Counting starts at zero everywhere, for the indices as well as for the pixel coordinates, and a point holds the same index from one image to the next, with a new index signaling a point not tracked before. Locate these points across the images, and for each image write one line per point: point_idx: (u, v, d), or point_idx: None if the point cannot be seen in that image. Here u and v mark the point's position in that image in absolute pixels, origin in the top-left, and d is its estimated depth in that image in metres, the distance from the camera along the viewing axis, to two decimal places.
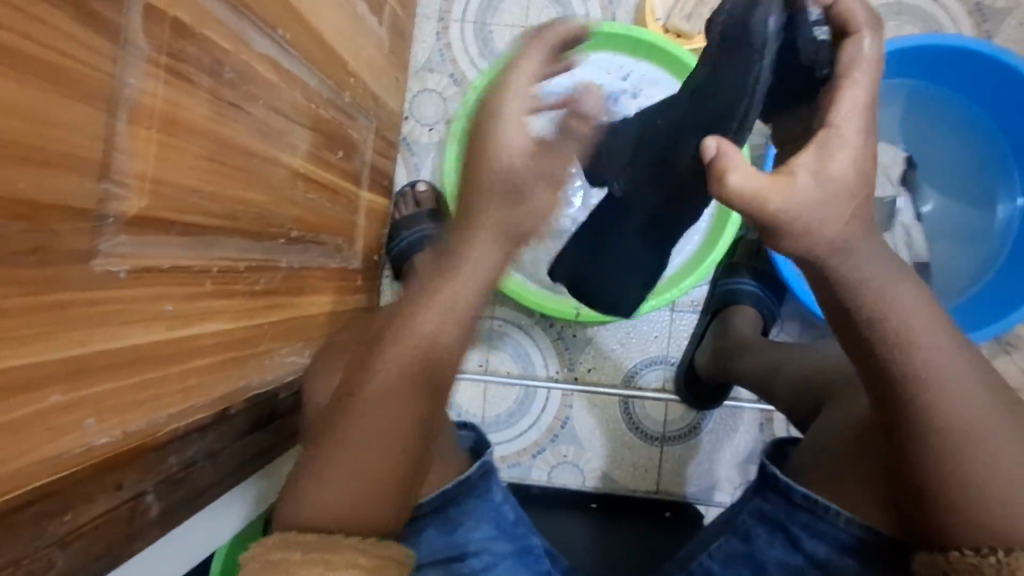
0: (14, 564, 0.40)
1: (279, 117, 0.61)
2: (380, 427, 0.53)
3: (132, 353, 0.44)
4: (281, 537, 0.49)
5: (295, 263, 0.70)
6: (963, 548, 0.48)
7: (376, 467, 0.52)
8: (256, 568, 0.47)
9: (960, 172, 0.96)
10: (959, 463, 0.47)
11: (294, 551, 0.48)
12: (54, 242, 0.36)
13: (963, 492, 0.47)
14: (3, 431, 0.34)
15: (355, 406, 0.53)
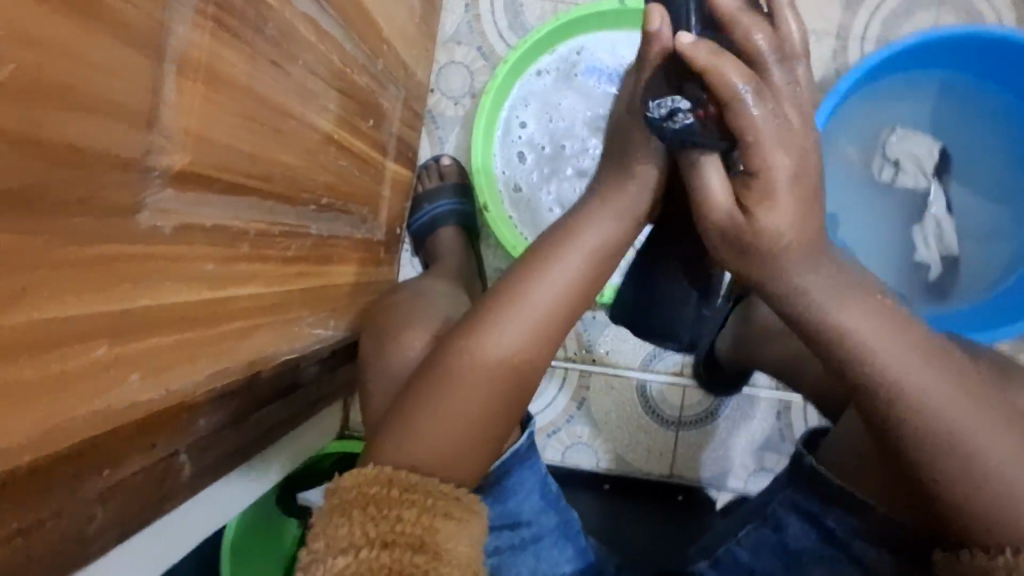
0: (57, 518, 0.39)
1: (316, 80, 0.60)
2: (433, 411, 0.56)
3: (171, 312, 0.43)
4: (381, 472, 0.51)
5: (323, 230, 0.69)
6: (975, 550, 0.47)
7: (428, 443, 0.54)
8: (353, 499, 0.49)
9: (997, 165, 0.94)
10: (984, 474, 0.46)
11: (392, 489, 0.50)
12: (102, 192, 0.35)
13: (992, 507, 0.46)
14: (52, 381, 0.33)
15: (425, 386, 0.58)
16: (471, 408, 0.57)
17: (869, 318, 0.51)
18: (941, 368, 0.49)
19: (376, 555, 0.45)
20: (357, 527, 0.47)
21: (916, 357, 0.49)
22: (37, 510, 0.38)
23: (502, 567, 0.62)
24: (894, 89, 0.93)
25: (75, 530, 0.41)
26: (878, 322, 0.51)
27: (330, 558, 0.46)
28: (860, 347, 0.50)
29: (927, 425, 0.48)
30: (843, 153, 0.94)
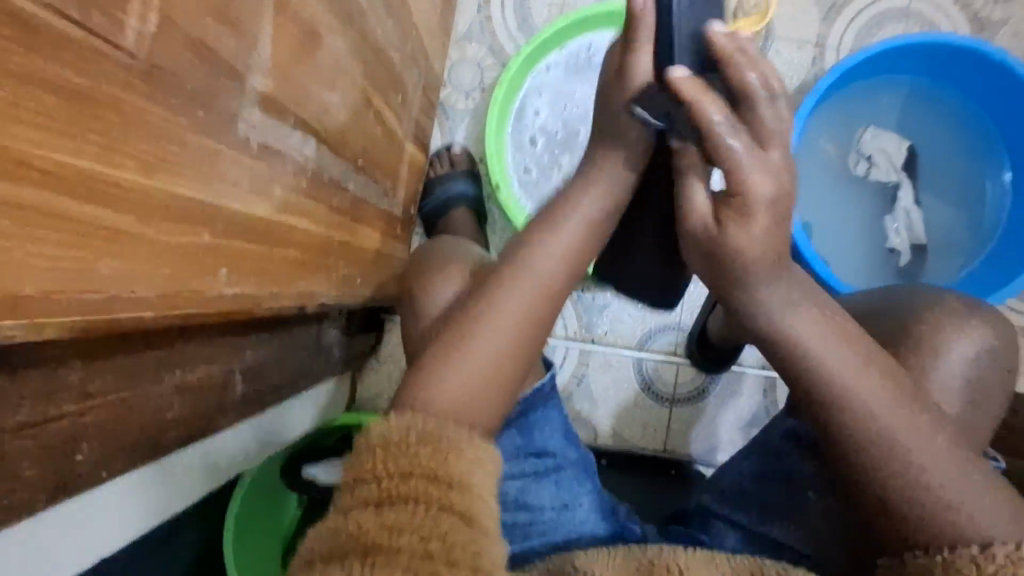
0: (142, 400, 0.43)
1: (362, 45, 0.65)
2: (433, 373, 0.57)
3: (251, 222, 0.47)
4: (401, 419, 0.50)
5: (357, 190, 0.74)
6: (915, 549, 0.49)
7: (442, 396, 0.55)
8: (377, 442, 0.48)
9: (957, 164, 1.05)
10: (904, 468, 0.50)
11: (411, 433, 0.49)
12: (218, 94, 0.40)
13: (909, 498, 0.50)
14: (174, 252, 0.38)
15: (431, 353, 0.58)
16: (480, 367, 0.57)
17: (803, 321, 0.56)
18: (865, 369, 0.53)
19: (393, 487, 0.45)
20: (378, 461, 0.47)
21: (843, 364, 0.54)
22: (125, 387, 0.41)
23: (526, 492, 0.65)
24: (867, 91, 1.04)
25: (155, 416, 0.45)
26: (810, 329, 0.55)
27: (357, 487, 0.46)
28: (788, 359, 0.56)
29: (855, 423, 0.52)
30: (823, 147, 1.04)
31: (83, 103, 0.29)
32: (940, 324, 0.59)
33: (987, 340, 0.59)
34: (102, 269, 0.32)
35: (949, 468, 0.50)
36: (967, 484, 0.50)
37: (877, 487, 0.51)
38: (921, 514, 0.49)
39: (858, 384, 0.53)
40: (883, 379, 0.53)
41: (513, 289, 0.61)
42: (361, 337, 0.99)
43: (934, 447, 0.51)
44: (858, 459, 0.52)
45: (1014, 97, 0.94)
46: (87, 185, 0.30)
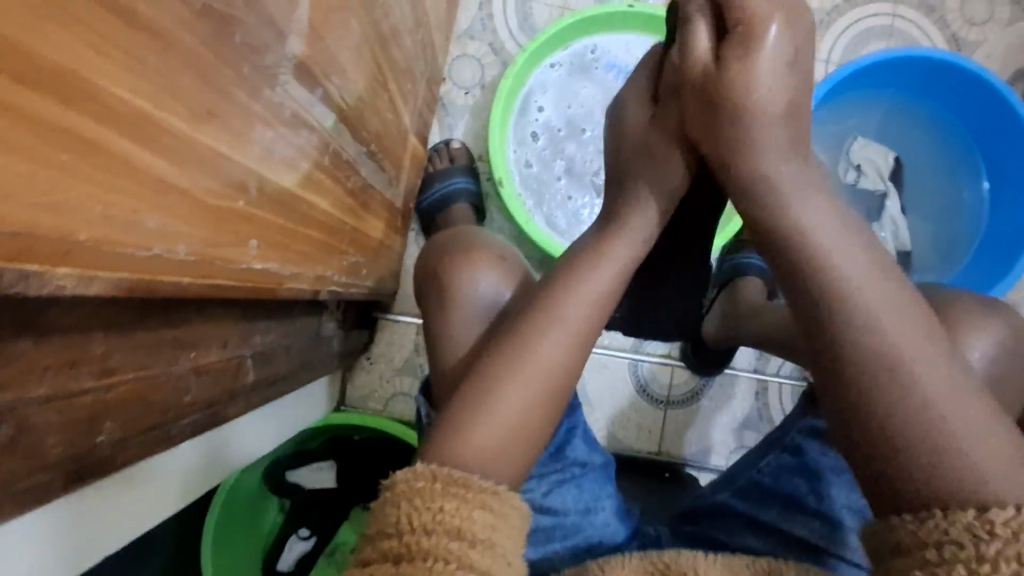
0: (158, 380, 0.40)
1: (382, 23, 0.63)
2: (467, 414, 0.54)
3: (278, 193, 0.44)
4: (427, 468, 0.50)
5: (367, 176, 0.71)
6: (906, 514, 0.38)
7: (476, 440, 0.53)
8: (403, 492, 0.48)
9: (936, 175, 1.09)
10: (951, 459, 0.39)
11: (435, 482, 0.48)
12: (263, 50, 0.37)
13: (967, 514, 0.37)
14: (211, 213, 0.35)
15: (459, 405, 0.55)
16: (511, 419, 0.54)
17: (861, 272, 0.46)
18: (925, 339, 0.43)
19: (414, 542, 0.44)
20: (402, 515, 0.46)
21: (900, 326, 0.43)
22: (142, 365, 0.38)
23: (549, 495, 0.62)
24: (855, 104, 1.07)
25: (171, 399, 0.41)
26: (875, 290, 0.45)
27: (379, 540, 0.46)
28: (837, 309, 0.45)
29: (890, 380, 0.42)
30: (814, 156, 1.07)
31: (143, 34, 0.26)
32: (953, 319, 0.61)
33: (1005, 336, 0.60)
34: (148, 221, 0.29)
35: (1013, 475, 0.38)
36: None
37: (909, 476, 0.40)
38: (976, 531, 0.36)
39: (917, 351, 0.42)
40: (947, 358, 0.43)
41: (539, 320, 0.57)
42: (354, 333, 0.96)
43: (993, 452, 0.39)
44: (892, 444, 0.41)
45: (993, 114, 0.99)
46: (138, 123, 0.27)
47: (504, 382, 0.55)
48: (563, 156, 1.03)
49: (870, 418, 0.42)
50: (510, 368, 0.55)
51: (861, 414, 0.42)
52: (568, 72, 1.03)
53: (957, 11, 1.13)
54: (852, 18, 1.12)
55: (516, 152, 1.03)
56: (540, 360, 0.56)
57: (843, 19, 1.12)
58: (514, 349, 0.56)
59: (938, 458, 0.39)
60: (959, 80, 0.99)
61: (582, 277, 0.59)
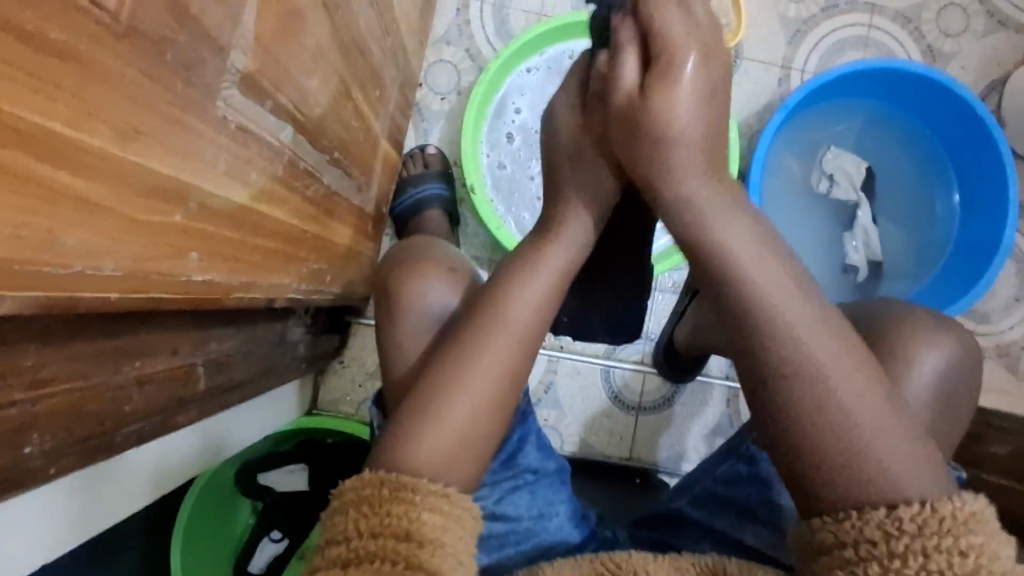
0: (101, 390, 0.40)
1: (345, 33, 0.63)
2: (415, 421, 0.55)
3: (226, 206, 0.45)
4: (374, 475, 0.51)
5: (331, 184, 0.72)
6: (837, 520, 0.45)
7: (424, 447, 0.54)
8: (353, 500, 0.50)
9: (908, 184, 1.10)
10: (831, 426, 0.46)
11: (383, 488, 0.50)
12: (201, 67, 0.38)
13: (843, 464, 0.46)
14: (145, 228, 0.35)
15: (410, 417, 0.56)
16: (461, 429, 0.55)
17: (756, 258, 0.51)
18: (817, 322, 0.49)
19: (363, 547, 0.46)
20: (351, 523, 0.47)
21: (798, 318, 0.49)
22: (84, 376, 0.38)
23: (502, 502, 0.64)
24: (828, 112, 1.08)
25: (116, 408, 0.42)
26: (774, 274, 0.50)
27: (328, 548, 0.47)
28: (753, 299, 0.50)
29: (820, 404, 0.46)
30: (787, 164, 1.08)
31: (61, 61, 0.27)
32: (899, 332, 0.62)
33: (950, 350, 0.61)
34: (66, 239, 0.29)
35: (878, 427, 0.46)
36: (898, 450, 0.46)
37: (812, 444, 0.47)
38: (847, 477, 0.45)
39: (811, 333, 0.48)
40: (833, 338, 0.49)
41: (486, 321, 0.59)
42: (324, 337, 0.97)
43: (867, 408, 0.47)
44: (793, 424, 0.47)
45: (963, 124, 1.01)
46: (51, 147, 0.27)
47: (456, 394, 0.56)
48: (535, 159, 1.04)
49: (767, 384, 0.48)
50: (459, 372, 0.57)
51: (759, 382, 0.49)
52: (545, 76, 1.04)
53: (932, 22, 1.13)
54: (827, 28, 1.13)
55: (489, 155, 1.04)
56: (488, 365, 0.58)
57: (819, 28, 1.13)
58: (463, 361, 0.58)
59: (826, 429, 0.46)
60: (931, 92, 1.01)
61: (530, 280, 0.61)
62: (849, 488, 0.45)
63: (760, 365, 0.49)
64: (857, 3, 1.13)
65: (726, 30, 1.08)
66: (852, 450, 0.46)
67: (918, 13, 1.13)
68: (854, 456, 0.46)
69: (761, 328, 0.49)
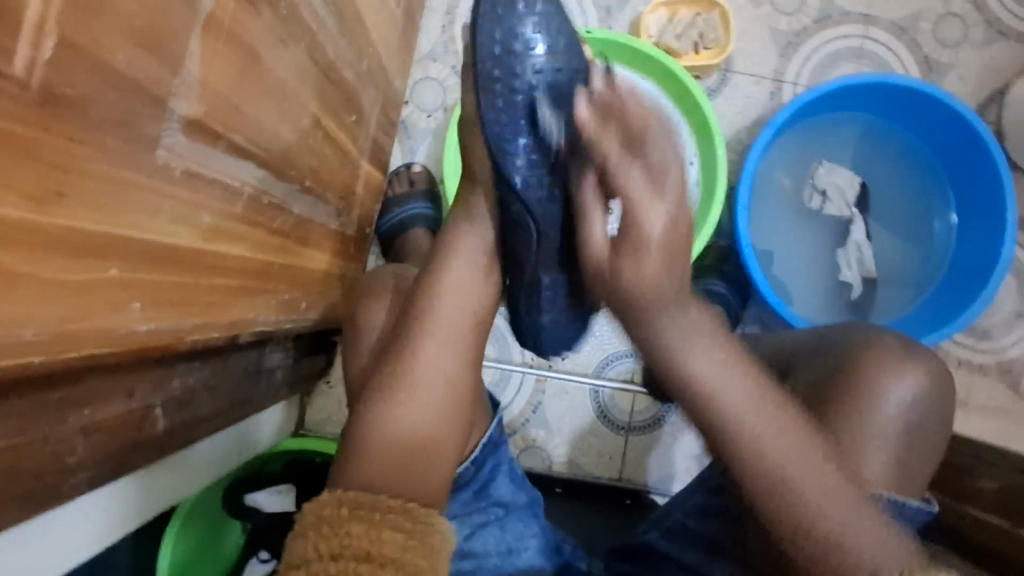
0: (42, 442, 0.40)
1: (312, 64, 0.63)
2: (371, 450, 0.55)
3: (173, 251, 0.45)
4: (334, 493, 0.50)
5: (304, 213, 0.71)
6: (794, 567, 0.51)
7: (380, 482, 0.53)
8: (311, 522, 0.49)
9: (904, 197, 1.08)
10: (798, 505, 0.51)
11: (343, 508, 0.49)
12: (134, 119, 0.38)
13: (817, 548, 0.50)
14: (71, 286, 0.35)
15: (357, 435, 0.57)
16: (403, 441, 0.56)
17: (709, 364, 0.55)
18: (764, 410, 0.54)
19: (322, 570, 0.45)
20: (311, 547, 0.47)
21: (748, 411, 0.53)
22: (23, 431, 0.38)
23: (471, 537, 0.64)
24: (819, 127, 1.06)
25: (59, 458, 0.42)
26: (721, 371, 0.55)
27: (288, 572, 0.46)
28: (716, 418, 0.54)
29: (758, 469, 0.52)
30: (777, 180, 1.06)
31: None
32: (875, 368, 0.60)
33: (923, 384, 0.60)
34: None
35: (826, 493, 0.51)
36: (859, 522, 0.50)
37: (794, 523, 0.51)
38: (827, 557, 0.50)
39: (766, 437, 0.53)
40: (781, 429, 0.53)
41: (437, 352, 0.60)
42: (308, 359, 0.96)
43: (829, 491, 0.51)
44: (766, 507, 0.52)
45: (957, 138, 0.98)
46: None
47: (404, 411, 0.57)
48: None
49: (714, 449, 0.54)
50: (415, 408, 0.58)
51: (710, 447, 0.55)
52: None
53: (929, 32, 1.11)
54: (820, 39, 1.10)
55: None
56: (435, 378, 0.59)
57: (811, 40, 1.10)
58: (412, 378, 0.58)
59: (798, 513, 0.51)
60: (926, 107, 0.98)
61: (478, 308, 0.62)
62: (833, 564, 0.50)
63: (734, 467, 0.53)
64: (851, 14, 1.10)
65: (716, 44, 1.05)
66: (821, 531, 0.50)
67: (914, 23, 1.10)
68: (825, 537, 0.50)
69: (725, 430, 0.54)
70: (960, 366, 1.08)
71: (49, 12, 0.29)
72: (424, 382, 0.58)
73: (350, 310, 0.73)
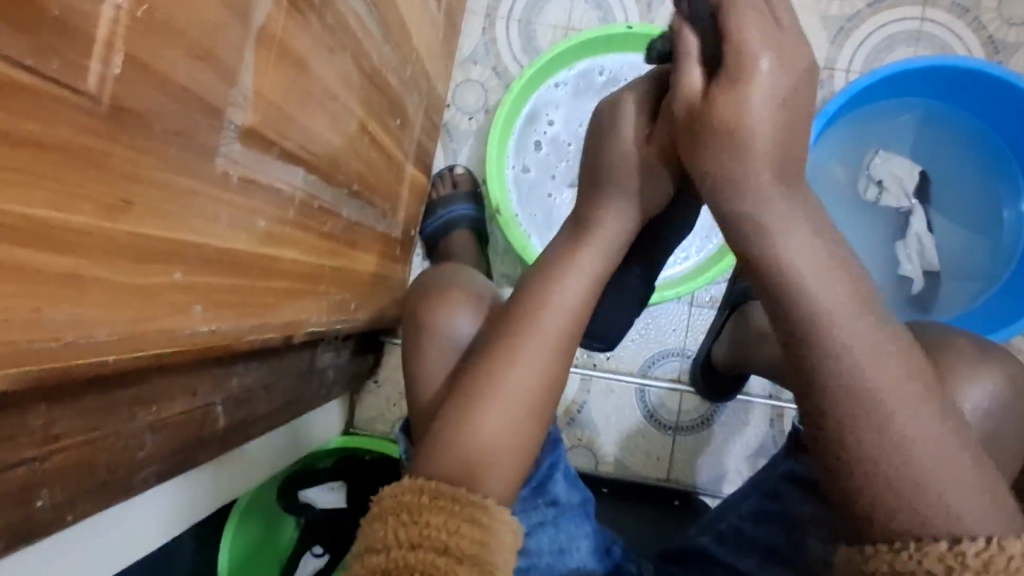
0: (113, 436, 0.42)
1: (358, 71, 0.65)
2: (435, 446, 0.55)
3: (231, 256, 0.47)
4: (412, 482, 0.51)
5: (352, 217, 0.73)
6: (880, 542, 0.42)
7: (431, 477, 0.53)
8: (392, 506, 0.49)
9: (972, 188, 1.02)
10: (890, 425, 0.44)
11: (422, 496, 0.49)
12: (194, 130, 0.40)
13: (889, 486, 0.43)
14: (138, 291, 0.37)
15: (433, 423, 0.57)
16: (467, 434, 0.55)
17: (820, 272, 0.50)
18: (880, 343, 0.47)
19: (402, 558, 0.45)
20: (390, 532, 0.47)
21: (861, 339, 0.47)
22: (97, 427, 0.41)
23: (527, 535, 0.63)
24: (878, 113, 1.02)
25: (129, 453, 0.44)
26: (841, 299, 0.49)
27: (367, 555, 0.46)
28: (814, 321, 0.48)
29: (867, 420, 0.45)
30: (831, 169, 1.02)
31: (41, 148, 0.29)
32: (949, 366, 0.57)
33: (999, 384, 0.57)
34: (54, 315, 0.32)
35: (944, 452, 0.44)
36: (957, 465, 0.43)
37: (857, 441, 0.45)
38: (907, 500, 0.43)
39: (877, 353, 0.47)
40: (889, 348, 0.47)
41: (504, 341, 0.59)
42: (358, 359, 0.99)
43: (932, 430, 0.44)
44: (848, 430, 0.45)
45: None
46: (38, 232, 0.29)
47: (482, 398, 0.56)
48: (560, 173, 1.04)
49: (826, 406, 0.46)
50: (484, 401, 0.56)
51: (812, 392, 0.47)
52: (575, 86, 1.04)
53: (993, 11, 1.05)
54: (875, 24, 1.06)
55: (515, 170, 1.04)
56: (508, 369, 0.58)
57: (865, 25, 1.06)
58: (474, 367, 0.59)
59: (877, 433, 0.44)
60: (994, 92, 0.93)
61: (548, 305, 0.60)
62: (900, 517, 0.43)
63: (829, 403, 0.46)
64: None
65: None
66: (910, 467, 0.43)
67: (977, 3, 1.05)
68: (912, 469, 0.43)
69: (831, 355, 0.47)
70: None
71: (118, 31, 0.31)
72: (486, 374, 0.57)
73: (406, 312, 0.75)
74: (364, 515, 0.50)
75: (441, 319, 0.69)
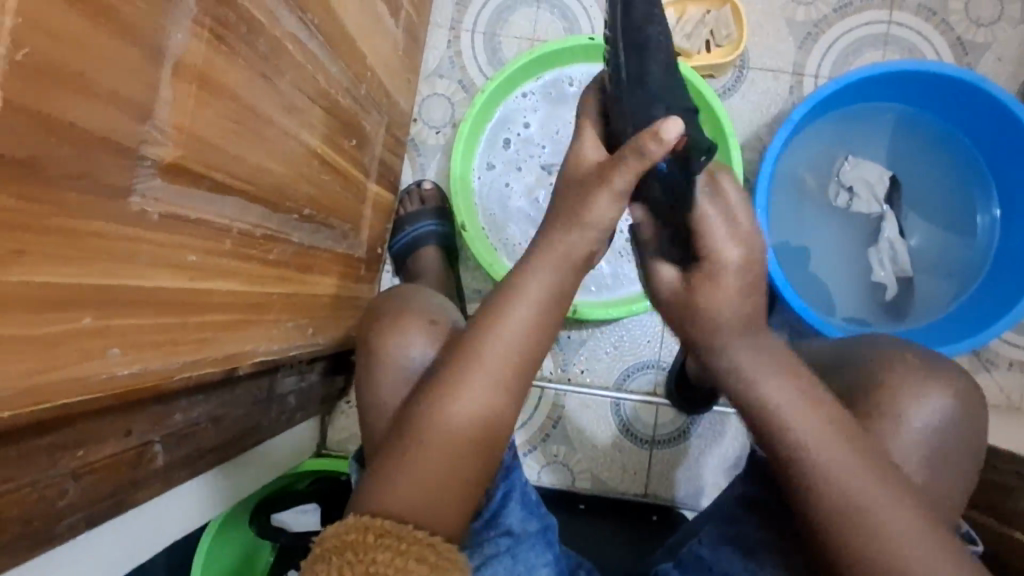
0: (30, 486, 0.41)
1: (302, 97, 0.64)
2: (379, 483, 0.53)
3: (154, 294, 0.45)
4: (357, 520, 0.49)
5: (305, 240, 0.72)
6: None
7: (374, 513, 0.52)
8: (333, 547, 0.47)
9: (944, 191, 1.01)
10: (826, 465, 0.53)
11: (367, 535, 0.47)
12: (97, 171, 0.38)
13: (870, 527, 0.50)
14: (39, 339, 0.36)
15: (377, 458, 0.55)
16: (410, 467, 0.54)
17: (805, 393, 0.56)
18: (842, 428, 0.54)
19: None
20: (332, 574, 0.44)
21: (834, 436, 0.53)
22: (11, 478, 0.39)
23: (481, 570, 0.61)
24: (851, 116, 1.00)
25: (48, 503, 0.43)
26: (809, 406, 0.55)
27: None
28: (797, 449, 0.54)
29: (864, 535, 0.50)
30: (801, 176, 1.01)
31: None
32: (894, 386, 0.59)
33: (945, 403, 0.58)
34: None
35: (915, 531, 0.50)
36: (903, 511, 0.51)
37: (817, 506, 0.53)
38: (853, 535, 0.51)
39: (827, 435, 0.53)
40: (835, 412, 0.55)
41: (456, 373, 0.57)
42: (326, 380, 0.97)
43: (883, 490, 0.51)
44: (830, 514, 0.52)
45: (1002, 130, 0.92)
46: None
47: (424, 430, 0.55)
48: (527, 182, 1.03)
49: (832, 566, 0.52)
50: (432, 427, 0.55)
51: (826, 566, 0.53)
52: (541, 96, 1.03)
53: (961, 13, 1.04)
54: (843, 28, 1.05)
55: (481, 179, 1.03)
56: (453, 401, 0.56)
57: (833, 29, 1.05)
58: (423, 401, 0.57)
59: (844, 503, 0.52)
60: (962, 95, 0.92)
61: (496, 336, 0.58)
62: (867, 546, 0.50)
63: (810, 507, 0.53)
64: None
65: (727, 41, 1.02)
66: (874, 526, 0.50)
67: (944, 5, 1.04)
68: (860, 515, 0.51)
69: (840, 503, 0.52)
70: (1012, 368, 1.00)
71: None
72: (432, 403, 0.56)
73: (361, 334, 0.73)
74: (302, 558, 0.48)
75: (398, 345, 0.68)
